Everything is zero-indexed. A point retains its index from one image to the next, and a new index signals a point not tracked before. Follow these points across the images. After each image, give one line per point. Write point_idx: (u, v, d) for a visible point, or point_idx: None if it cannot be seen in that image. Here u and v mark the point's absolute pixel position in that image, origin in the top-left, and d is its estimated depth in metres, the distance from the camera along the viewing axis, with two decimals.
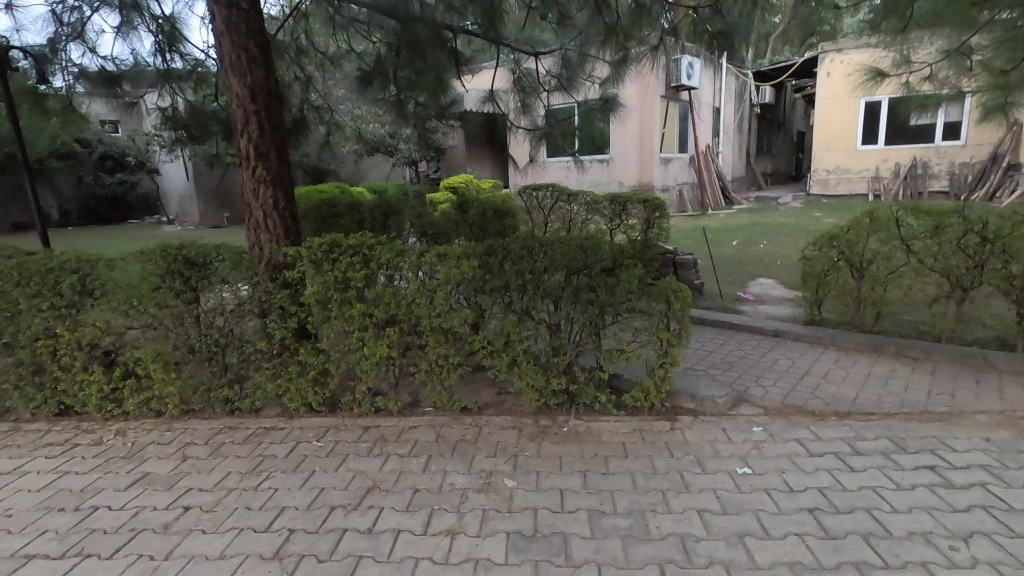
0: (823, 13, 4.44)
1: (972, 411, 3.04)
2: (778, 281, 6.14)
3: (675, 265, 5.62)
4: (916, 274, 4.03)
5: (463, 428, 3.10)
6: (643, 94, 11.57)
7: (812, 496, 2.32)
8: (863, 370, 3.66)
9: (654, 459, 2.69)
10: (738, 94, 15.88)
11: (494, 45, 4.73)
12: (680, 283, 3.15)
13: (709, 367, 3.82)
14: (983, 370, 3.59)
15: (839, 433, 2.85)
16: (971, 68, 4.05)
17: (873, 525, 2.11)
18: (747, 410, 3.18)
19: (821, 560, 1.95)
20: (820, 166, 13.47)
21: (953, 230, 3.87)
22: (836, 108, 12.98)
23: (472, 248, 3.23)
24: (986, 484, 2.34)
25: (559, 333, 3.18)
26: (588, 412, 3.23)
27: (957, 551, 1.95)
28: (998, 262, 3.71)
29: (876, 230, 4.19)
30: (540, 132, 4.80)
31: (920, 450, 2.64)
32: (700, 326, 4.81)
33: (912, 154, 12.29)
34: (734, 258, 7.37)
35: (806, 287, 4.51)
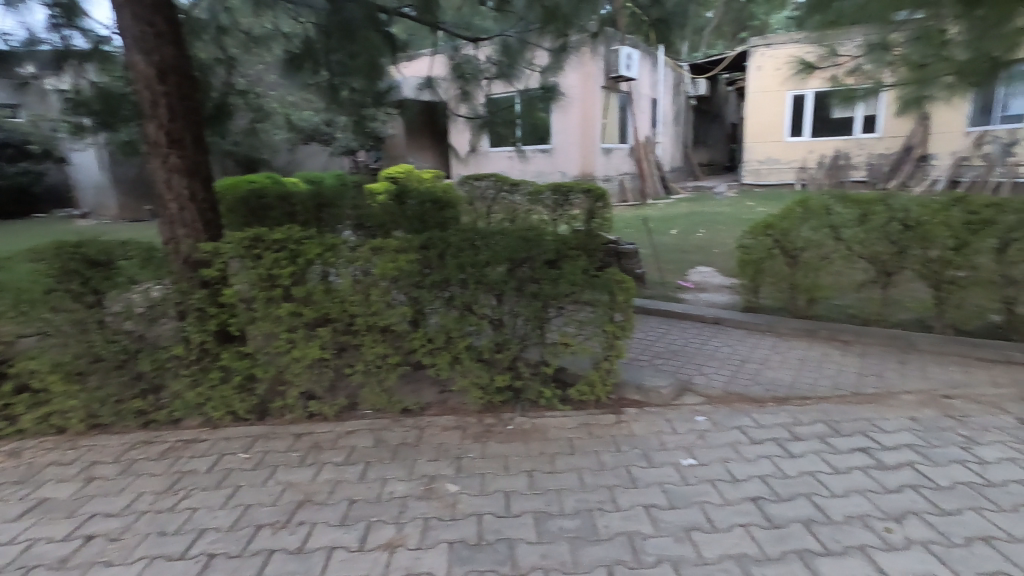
0: (755, 5, 4.51)
1: (898, 391, 3.17)
2: (716, 269, 6.27)
3: (618, 254, 5.64)
4: (845, 260, 4.18)
5: (404, 431, 2.95)
6: (584, 82, 11.63)
7: (755, 484, 2.33)
8: (798, 355, 3.77)
9: (601, 454, 2.64)
10: (676, 86, 16.23)
11: (431, 28, 4.51)
12: (624, 275, 3.14)
13: (654, 357, 3.82)
14: (906, 351, 3.77)
15: (779, 419, 2.89)
16: (890, 62, 4.21)
17: (814, 512, 2.14)
18: (691, 399, 3.19)
19: (766, 550, 1.95)
20: (753, 156, 13.98)
21: (879, 218, 4.03)
22: (768, 100, 13.58)
23: (410, 241, 3.09)
24: (914, 464, 2.42)
25: (502, 328, 3.07)
26: (534, 409, 3.15)
27: (892, 533, 2.00)
28: (920, 248, 3.89)
29: (809, 218, 4.28)
30: (481, 121, 4.65)
31: (854, 432, 2.72)
32: (644, 315, 4.83)
33: (836, 146, 12.93)
34: (675, 246, 7.52)
35: (743, 276, 4.60)
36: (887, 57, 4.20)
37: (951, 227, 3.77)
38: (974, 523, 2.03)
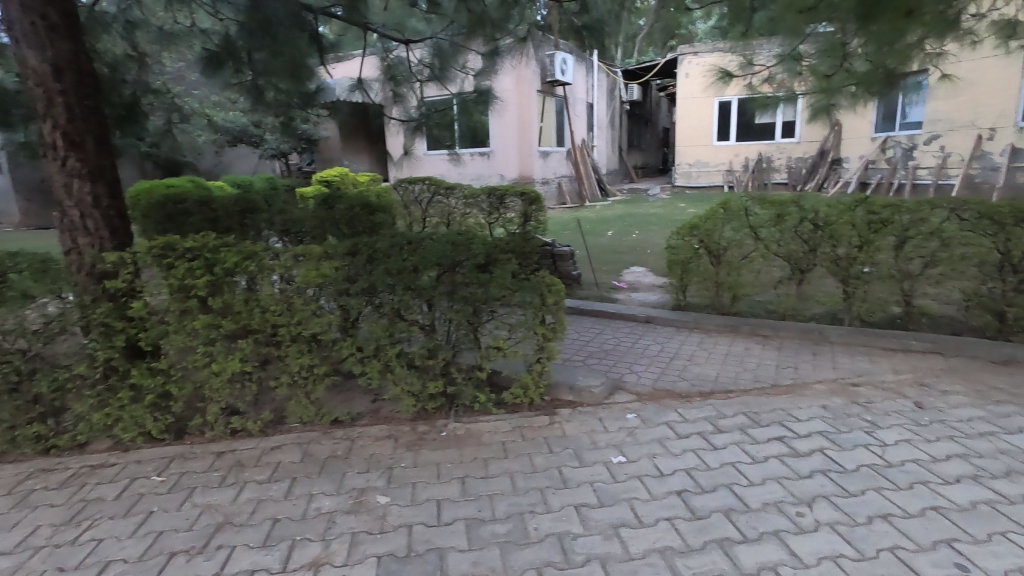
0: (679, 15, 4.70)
1: (812, 381, 3.37)
2: (649, 269, 6.47)
3: (554, 256, 5.72)
4: (764, 258, 4.41)
5: (333, 443, 2.85)
6: (519, 85, 11.79)
7: (680, 478, 2.41)
8: (722, 350, 3.94)
9: (534, 456, 2.66)
10: (609, 90, 16.64)
11: (361, 29, 4.39)
12: (554, 277, 3.18)
13: (587, 357, 3.89)
14: (819, 343, 4.02)
15: (703, 412, 3.01)
16: (800, 72, 4.54)
17: (734, 501, 2.23)
18: (622, 398, 3.27)
19: (688, 542, 2.02)
20: (684, 159, 14.56)
21: (792, 218, 4.28)
22: (695, 106, 14.19)
23: (336, 247, 3.02)
24: (824, 449, 2.58)
25: (434, 334, 3.03)
26: (468, 414, 3.13)
27: (803, 516, 2.12)
28: (829, 246, 4.15)
29: (730, 219, 4.48)
30: (413, 124, 4.60)
31: (771, 422, 2.87)
32: (578, 316, 4.92)
33: (758, 150, 13.66)
34: (610, 247, 7.72)
35: (672, 275, 4.76)
36: (798, 67, 4.53)
37: (855, 226, 4.06)
38: (874, 502, 2.18)
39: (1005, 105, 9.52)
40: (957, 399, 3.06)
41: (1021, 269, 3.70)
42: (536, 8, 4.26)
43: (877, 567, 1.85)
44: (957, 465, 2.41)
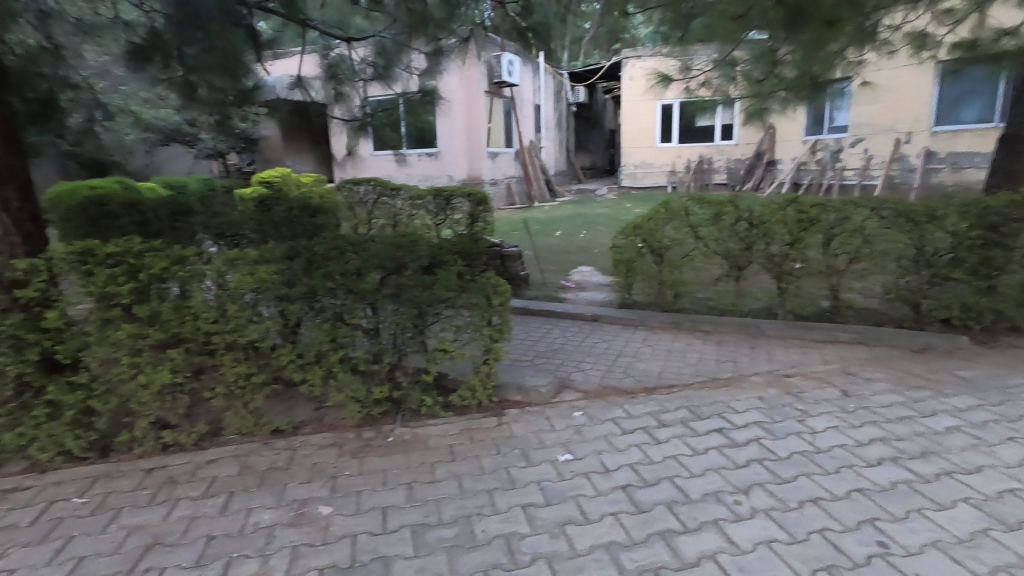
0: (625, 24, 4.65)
1: (749, 373, 3.52)
2: (596, 268, 6.59)
3: (502, 257, 5.74)
4: (704, 256, 4.57)
5: (273, 454, 2.75)
6: (466, 85, 11.77)
7: (625, 473, 2.46)
8: (666, 346, 4.06)
9: (481, 458, 2.65)
10: (556, 92, 16.84)
11: (299, 25, 4.14)
12: (499, 278, 3.18)
13: (535, 357, 3.92)
14: (756, 337, 4.19)
15: (647, 407, 3.09)
16: (735, 76, 4.85)
17: (675, 493, 2.30)
18: (570, 396, 3.30)
19: (632, 535, 2.06)
20: (630, 161, 14.93)
21: (729, 217, 4.45)
22: (639, 109, 14.58)
23: (272, 251, 2.93)
24: (760, 439, 2.69)
25: (378, 338, 2.98)
26: (415, 418, 3.09)
27: (740, 504, 2.20)
28: (763, 244, 4.34)
29: (672, 218, 4.60)
30: (358, 123, 4.50)
31: (711, 415, 2.97)
32: (527, 316, 4.95)
33: (699, 152, 14.16)
34: (558, 247, 7.81)
35: (618, 274, 4.87)
36: (733, 71, 4.82)
37: (787, 225, 4.26)
38: (805, 487, 2.29)
39: (919, 111, 10.36)
40: (879, 385, 3.27)
41: (933, 263, 3.99)
42: (480, 10, 4.28)
43: (807, 549, 1.95)
44: (879, 448, 2.57)
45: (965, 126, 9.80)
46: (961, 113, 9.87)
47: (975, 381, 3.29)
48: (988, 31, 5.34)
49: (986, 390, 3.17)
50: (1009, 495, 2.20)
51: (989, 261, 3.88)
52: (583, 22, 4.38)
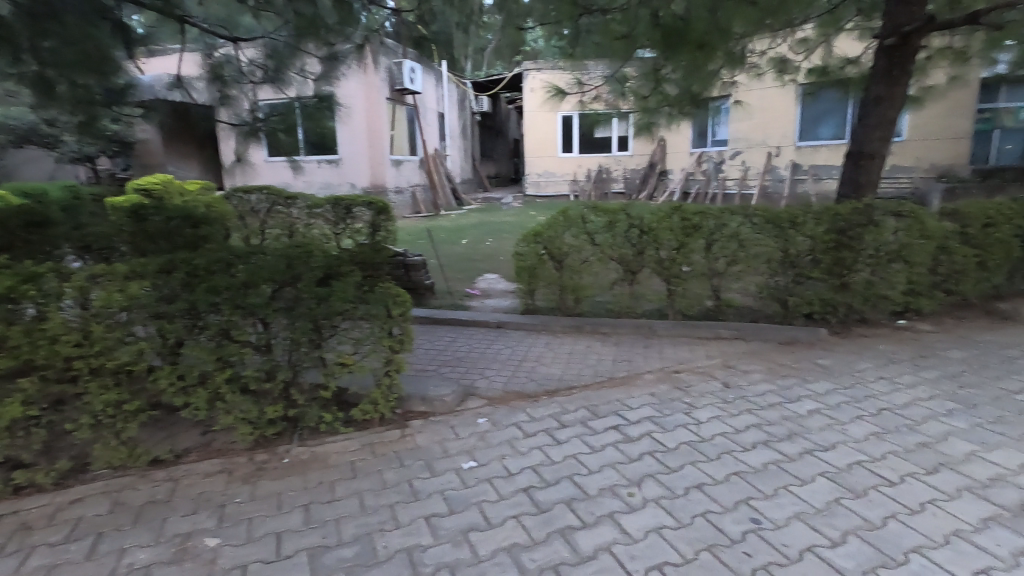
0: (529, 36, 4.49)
1: (642, 371, 3.73)
2: (501, 275, 6.69)
3: (406, 266, 5.67)
4: (600, 262, 4.77)
5: (152, 487, 2.52)
6: (368, 91, 11.51)
7: (527, 475, 2.52)
8: (567, 350, 4.20)
9: (383, 472, 2.60)
10: (460, 101, 16.93)
11: (177, 23, 3.84)
12: (399, 289, 3.15)
13: (440, 366, 3.91)
14: (649, 337, 4.47)
15: (549, 410, 3.18)
16: (626, 92, 5.15)
17: (575, 491, 2.38)
18: (474, 403, 3.33)
19: (533, 536, 2.11)
20: (533, 170, 15.31)
21: (622, 225, 4.70)
22: (541, 120, 15.02)
23: (144, 265, 2.74)
24: (652, 433, 2.87)
25: (270, 354, 2.81)
26: (313, 436, 2.96)
27: (633, 496, 2.33)
28: (653, 249, 4.62)
29: (570, 226, 4.77)
30: (246, 128, 4.21)
31: (608, 413, 3.12)
32: (433, 325, 4.92)
33: (598, 162, 14.85)
34: (464, 255, 7.84)
35: (521, 282, 4.96)
36: (623, 88, 5.11)
37: (673, 232, 4.57)
38: (690, 475, 2.47)
39: (785, 128, 11.53)
40: (754, 376, 3.61)
41: (798, 264, 4.47)
42: (378, 17, 4.08)
43: (691, 532, 2.10)
44: (754, 434, 2.83)
45: (822, 142, 11.15)
46: (819, 130, 11.23)
47: (832, 368, 3.72)
48: (836, 59, 6.10)
49: (840, 375, 3.59)
50: (857, 466, 2.51)
51: (841, 261, 4.42)
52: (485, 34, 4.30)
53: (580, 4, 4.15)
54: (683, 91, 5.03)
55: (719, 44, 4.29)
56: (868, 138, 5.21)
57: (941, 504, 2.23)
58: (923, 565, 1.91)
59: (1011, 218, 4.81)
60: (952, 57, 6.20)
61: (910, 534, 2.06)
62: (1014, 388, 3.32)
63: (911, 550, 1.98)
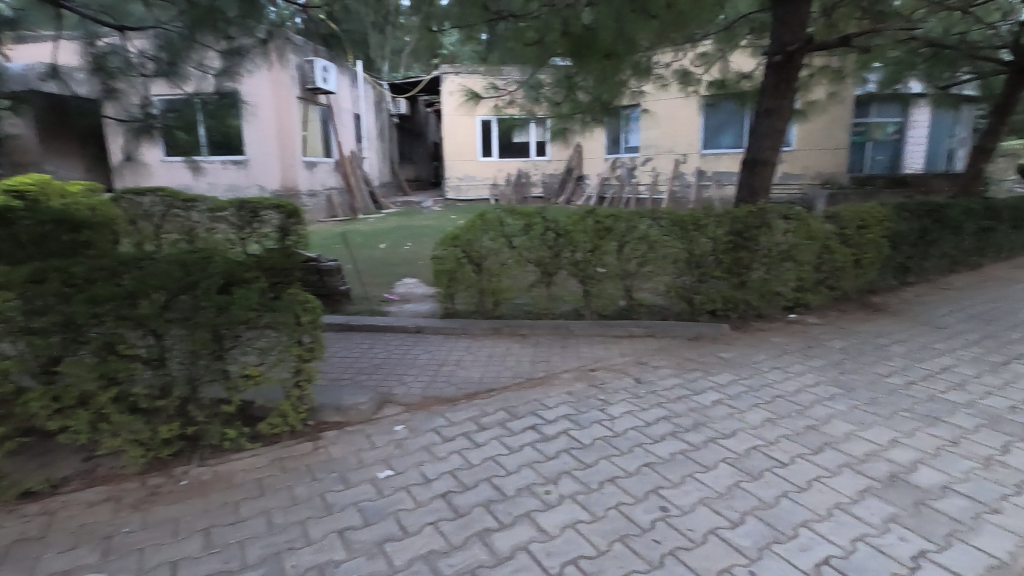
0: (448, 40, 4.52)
1: (560, 370, 3.82)
2: (420, 279, 6.61)
3: (319, 272, 5.46)
4: (518, 264, 4.83)
5: (23, 523, 2.25)
6: (277, 89, 11.01)
7: (445, 481, 2.49)
8: (486, 352, 4.22)
9: (293, 488, 2.47)
10: (377, 103, 16.57)
11: (54, 7, 3.37)
12: (309, 295, 3.02)
13: (356, 374, 3.79)
14: (566, 337, 4.58)
15: (468, 413, 3.17)
16: (540, 97, 5.27)
17: (493, 492, 2.39)
18: (391, 410, 3.25)
19: (450, 541, 2.09)
20: (453, 173, 15.28)
21: (538, 228, 4.79)
22: (460, 124, 15.04)
23: (9, 274, 2.44)
24: (568, 430, 2.93)
25: (164, 369, 2.60)
26: (215, 455, 2.77)
27: (550, 494, 2.37)
28: (569, 251, 4.75)
29: (487, 229, 4.80)
30: (136, 125, 3.64)
31: (526, 413, 3.16)
32: (349, 332, 4.76)
33: (518, 167, 15.13)
34: (382, 259, 7.67)
35: (439, 286, 4.92)
36: (537, 93, 5.21)
37: (587, 234, 4.71)
38: (604, 469, 2.55)
39: (691, 136, 12.28)
40: (664, 371, 3.79)
41: (702, 264, 4.75)
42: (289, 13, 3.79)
43: (605, 525, 2.16)
44: (663, 426, 2.97)
45: (724, 150, 11.92)
46: (721, 139, 11.99)
47: (733, 360, 3.99)
48: (732, 73, 6.57)
49: (740, 366, 3.86)
50: (753, 451, 2.70)
51: (739, 261, 4.75)
52: (404, 34, 4.22)
53: (489, 9, 4.20)
54: (595, 99, 5.22)
55: (626, 55, 4.50)
56: (761, 146, 5.62)
57: (824, 480, 2.45)
58: (811, 537, 2.08)
59: (880, 221, 5.39)
60: (829, 76, 6.89)
61: (799, 510, 2.24)
62: (884, 372, 3.71)
63: (800, 525, 2.15)
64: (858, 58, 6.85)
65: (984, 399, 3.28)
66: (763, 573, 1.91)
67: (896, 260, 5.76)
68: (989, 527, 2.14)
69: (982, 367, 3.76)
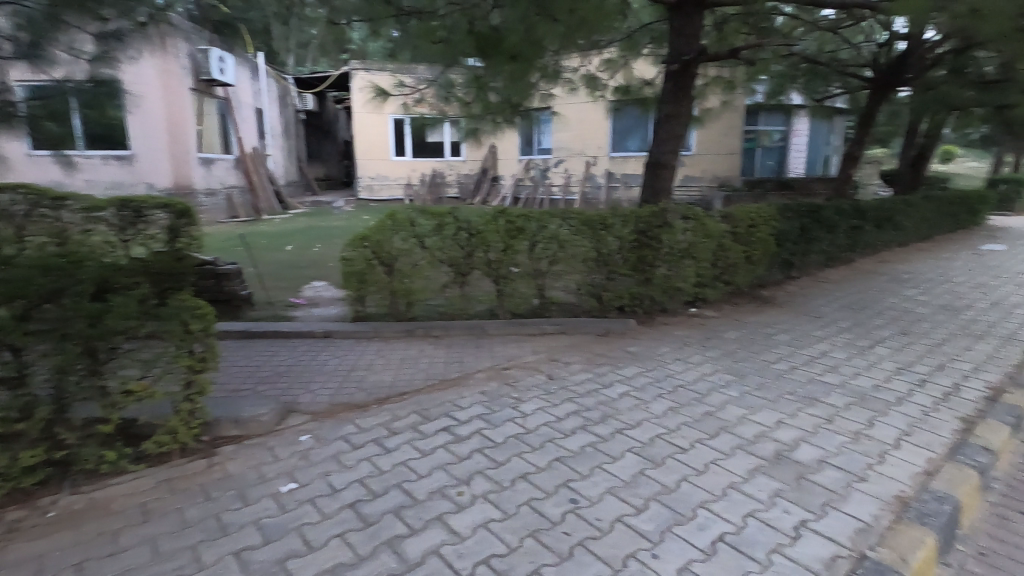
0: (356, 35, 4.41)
1: (474, 370, 3.81)
2: (330, 282, 6.34)
3: (216, 276, 5.12)
4: (430, 265, 4.77)
5: None
6: (166, 79, 10.16)
7: (353, 490, 2.40)
8: (399, 355, 4.12)
9: (183, 510, 2.29)
10: (282, 97, 15.77)
11: None
12: (201, 301, 2.82)
13: (257, 384, 3.57)
14: (480, 337, 4.57)
15: (379, 419, 3.08)
16: (450, 96, 5.24)
17: (403, 498, 2.33)
18: (296, 420, 3.09)
19: (358, 551, 2.02)
20: (365, 172, 14.85)
21: (450, 228, 4.74)
22: (371, 122, 14.63)
23: None
24: (481, 430, 2.93)
25: (24, 388, 2.30)
26: (91, 480, 2.51)
27: (462, 495, 2.35)
28: (481, 251, 4.75)
29: (398, 229, 4.70)
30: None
31: (439, 415, 3.12)
32: (251, 340, 4.48)
33: (432, 167, 14.99)
34: (288, 262, 7.28)
35: (349, 288, 4.75)
36: (449, 92, 5.19)
37: (499, 234, 4.74)
38: (516, 466, 2.57)
39: (600, 139, 12.72)
40: (576, 366, 3.89)
41: (609, 262, 4.92)
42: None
43: (516, 521, 2.18)
44: (573, 420, 3.04)
45: (630, 153, 12.42)
46: (628, 143, 12.50)
47: (639, 354, 4.16)
48: (635, 80, 6.90)
49: (646, 360, 4.04)
50: (656, 439, 2.84)
51: (644, 259, 4.98)
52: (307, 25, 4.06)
53: (393, 3, 4.14)
54: (504, 100, 5.28)
55: (534, 57, 4.56)
56: (662, 150, 5.92)
57: (720, 462, 2.62)
58: (707, 517, 2.21)
59: (767, 220, 5.86)
60: (722, 86, 7.39)
61: (697, 493, 2.37)
62: (771, 359, 4.04)
63: (698, 507, 2.28)
64: (746, 70, 7.42)
65: (854, 379, 3.66)
66: (664, 555, 2.01)
67: (782, 257, 6.29)
68: (858, 495, 2.38)
69: (852, 351, 4.20)
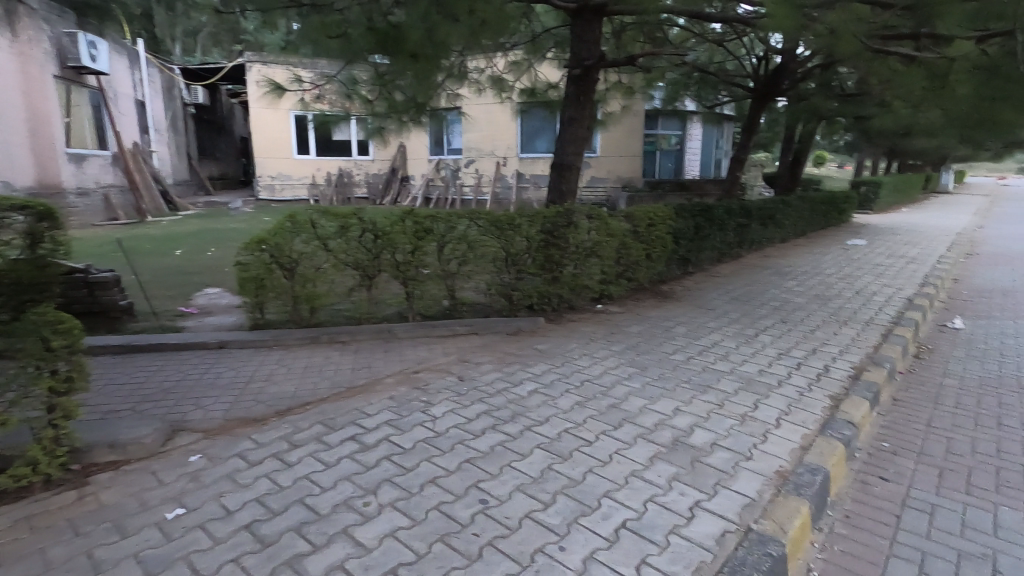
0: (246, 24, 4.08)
1: (383, 376, 3.71)
2: (225, 288, 5.93)
3: (89, 285, 4.62)
4: (334, 268, 4.59)
5: None
6: (24, 64, 9.00)
7: (250, 509, 2.26)
8: (302, 363, 3.93)
9: (48, 549, 2.04)
10: (167, 89, 14.52)
11: None
12: (65, 313, 2.48)
13: (138, 403, 3.26)
14: (389, 341, 4.47)
15: (279, 432, 2.91)
16: (353, 94, 5.06)
17: (306, 513, 2.23)
18: (185, 440, 2.85)
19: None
20: (265, 171, 14.05)
21: (354, 229, 4.59)
22: (270, 118, 13.85)
23: None
24: (389, 437, 2.85)
25: None
26: None
27: (369, 505, 2.28)
28: (389, 253, 4.64)
29: (298, 231, 4.48)
30: None
31: (345, 424, 3.01)
32: (133, 355, 4.08)
33: (339, 166, 14.45)
34: (177, 268, 6.71)
35: (245, 295, 4.46)
36: (351, 89, 4.99)
37: (406, 235, 4.65)
38: (426, 471, 2.54)
39: (509, 140, 12.84)
40: (486, 366, 3.90)
41: (518, 262, 4.99)
42: None
43: (425, 527, 2.15)
44: (483, 420, 3.05)
45: (539, 154, 12.66)
46: (536, 144, 12.74)
47: (547, 351, 4.26)
48: (540, 82, 7.02)
49: (554, 356, 4.14)
50: (564, 434, 2.91)
51: (551, 257, 5.09)
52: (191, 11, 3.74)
53: None
54: (409, 100, 5.18)
55: (439, 57, 4.50)
56: (567, 151, 6.08)
57: (622, 452, 2.74)
58: (610, 506, 2.31)
59: (665, 219, 6.20)
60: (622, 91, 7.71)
61: (602, 483, 2.47)
62: (670, 350, 4.28)
63: (602, 496, 2.37)
64: (643, 77, 7.80)
65: (742, 366, 3.96)
66: (570, 547, 2.07)
67: (678, 253, 6.70)
68: (745, 472, 2.58)
69: (740, 340, 4.55)
